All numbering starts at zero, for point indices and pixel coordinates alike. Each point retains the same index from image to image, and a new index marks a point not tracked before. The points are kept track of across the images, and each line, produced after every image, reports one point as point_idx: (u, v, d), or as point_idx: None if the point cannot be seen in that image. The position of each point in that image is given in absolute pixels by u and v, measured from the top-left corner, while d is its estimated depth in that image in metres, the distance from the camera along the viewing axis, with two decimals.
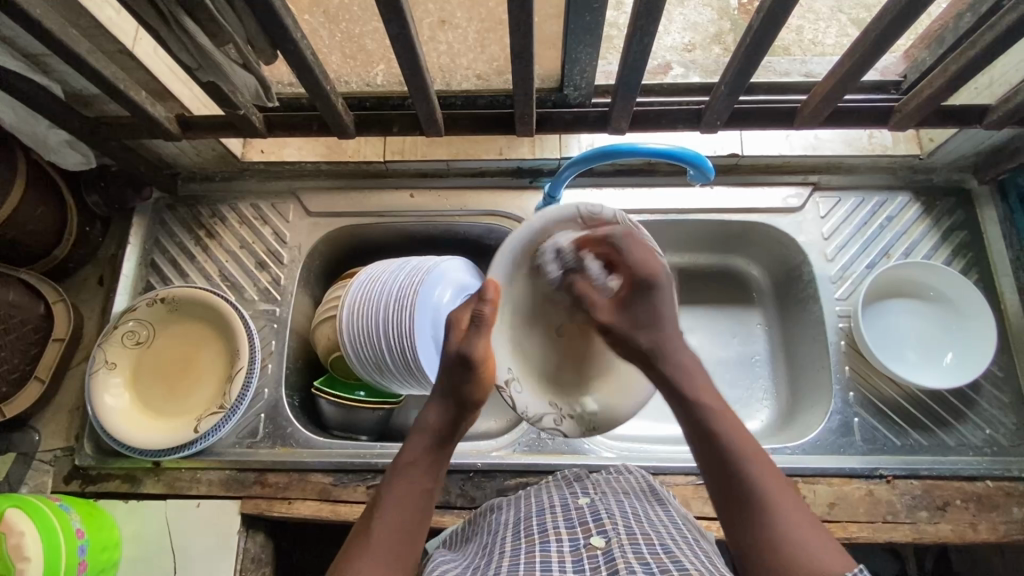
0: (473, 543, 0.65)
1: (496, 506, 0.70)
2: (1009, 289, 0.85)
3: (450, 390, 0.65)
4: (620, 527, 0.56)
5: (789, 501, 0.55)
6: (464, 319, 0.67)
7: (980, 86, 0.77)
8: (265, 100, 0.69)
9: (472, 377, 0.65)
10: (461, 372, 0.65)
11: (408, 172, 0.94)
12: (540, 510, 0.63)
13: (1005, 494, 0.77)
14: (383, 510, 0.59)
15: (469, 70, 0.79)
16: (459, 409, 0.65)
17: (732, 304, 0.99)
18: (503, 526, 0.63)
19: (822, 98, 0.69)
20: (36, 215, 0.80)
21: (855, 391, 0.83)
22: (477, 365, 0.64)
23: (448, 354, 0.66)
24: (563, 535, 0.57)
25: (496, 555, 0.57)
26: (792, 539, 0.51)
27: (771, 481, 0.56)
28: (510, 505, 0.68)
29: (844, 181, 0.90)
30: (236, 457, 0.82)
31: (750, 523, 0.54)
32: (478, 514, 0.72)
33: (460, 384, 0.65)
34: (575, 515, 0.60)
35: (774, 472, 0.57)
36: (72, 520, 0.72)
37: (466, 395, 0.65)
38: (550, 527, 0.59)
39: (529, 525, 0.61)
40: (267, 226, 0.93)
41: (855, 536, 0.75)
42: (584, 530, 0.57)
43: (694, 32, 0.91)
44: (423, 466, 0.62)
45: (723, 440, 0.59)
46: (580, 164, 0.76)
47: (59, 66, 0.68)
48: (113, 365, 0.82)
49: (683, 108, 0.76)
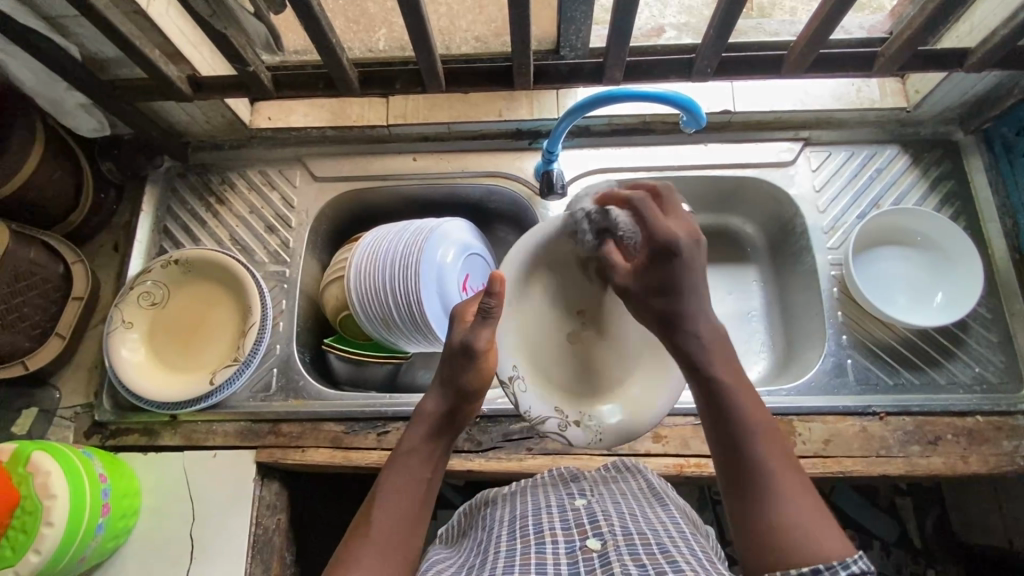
0: (468, 540, 0.68)
1: (491, 500, 0.73)
2: (996, 235, 0.88)
3: (448, 382, 0.67)
4: (616, 529, 0.58)
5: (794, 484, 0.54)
6: (469, 313, 0.70)
7: (962, 34, 0.79)
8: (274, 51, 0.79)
9: (471, 366, 0.67)
10: (461, 362, 0.67)
11: (410, 136, 0.96)
12: (537, 508, 0.65)
13: (996, 429, 0.79)
14: (383, 503, 0.60)
15: (468, 33, 0.86)
16: (456, 400, 0.67)
17: (727, 262, 1.02)
18: (498, 524, 0.65)
19: (807, 43, 0.72)
20: (55, 179, 0.84)
21: (848, 334, 0.86)
22: (476, 356, 0.66)
23: (450, 346, 0.68)
24: (559, 537, 0.58)
25: (491, 556, 0.58)
26: (795, 522, 0.51)
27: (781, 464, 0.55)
28: (506, 501, 0.70)
29: (834, 136, 0.93)
30: (252, 409, 0.85)
31: (759, 500, 0.53)
32: (475, 508, 0.75)
33: (458, 375, 0.67)
34: (571, 517, 0.62)
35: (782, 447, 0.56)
36: (95, 465, 0.74)
37: (463, 387, 0.67)
38: (546, 527, 0.61)
39: (526, 523, 0.62)
40: (275, 191, 0.96)
41: (850, 470, 0.78)
42: (579, 532, 0.59)
43: (689, 15, 0.93)
44: (423, 455, 0.64)
45: (738, 405, 0.58)
46: (576, 113, 0.78)
47: (77, 28, 0.72)
48: (130, 324, 0.85)
49: (675, 59, 0.78)
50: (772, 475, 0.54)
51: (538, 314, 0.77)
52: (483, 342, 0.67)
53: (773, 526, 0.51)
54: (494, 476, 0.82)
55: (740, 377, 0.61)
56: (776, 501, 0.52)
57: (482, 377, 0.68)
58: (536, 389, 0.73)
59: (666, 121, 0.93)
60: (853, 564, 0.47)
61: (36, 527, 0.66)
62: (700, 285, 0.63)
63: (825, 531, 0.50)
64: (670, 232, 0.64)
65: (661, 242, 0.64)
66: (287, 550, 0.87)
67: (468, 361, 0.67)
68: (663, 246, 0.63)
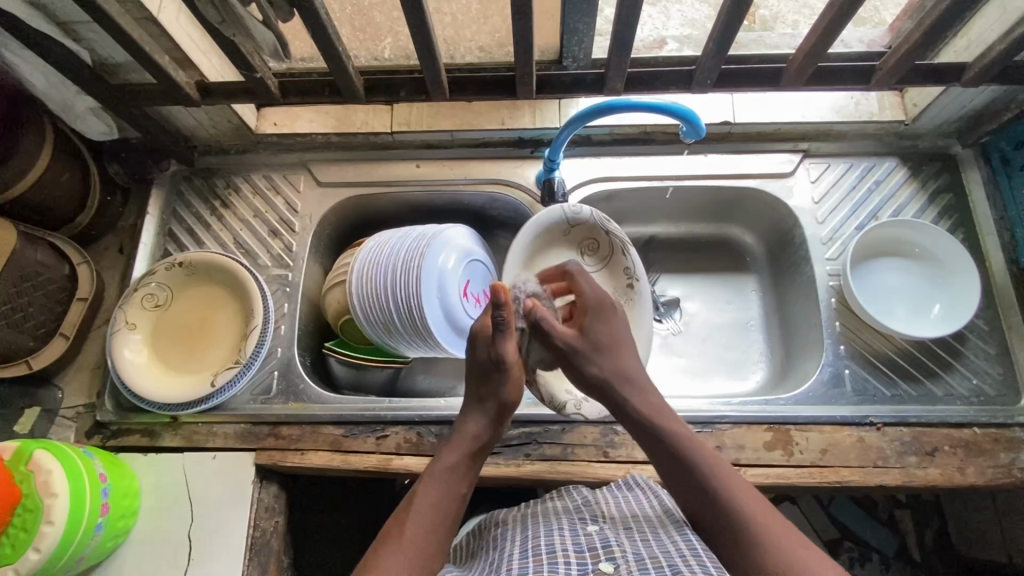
0: (479, 558, 0.69)
1: (501, 521, 0.74)
2: (994, 248, 0.88)
3: (487, 396, 0.69)
4: (628, 554, 0.59)
5: (766, 517, 0.58)
6: (487, 325, 0.71)
7: (958, 49, 0.81)
8: (280, 56, 0.81)
9: (506, 377, 0.69)
10: (494, 374, 0.69)
11: (414, 143, 0.98)
12: (549, 530, 0.66)
13: (993, 441, 0.79)
14: (418, 512, 0.60)
15: (473, 43, 0.88)
16: (496, 415, 0.69)
17: (726, 271, 1.03)
18: (510, 543, 0.66)
19: (806, 56, 0.73)
20: (63, 181, 0.85)
21: (846, 344, 0.86)
22: (509, 367, 0.68)
23: (480, 359, 0.69)
24: (572, 559, 0.59)
25: (503, 574, 0.59)
26: (774, 548, 0.55)
27: (746, 500, 0.59)
28: (517, 523, 0.70)
29: (833, 148, 0.94)
30: (251, 411, 0.85)
31: (735, 538, 0.57)
32: (487, 529, 0.76)
33: (496, 387, 0.69)
34: (583, 541, 0.63)
35: (754, 499, 0.60)
36: (96, 465, 0.75)
37: (502, 401, 0.69)
38: (558, 548, 0.61)
39: (537, 544, 0.63)
40: (279, 196, 0.97)
41: (847, 480, 0.78)
42: (591, 556, 0.60)
43: (691, 27, 0.95)
44: (461, 468, 0.65)
45: (701, 467, 0.63)
46: (577, 123, 0.80)
47: (88, 33, 0.73)
48: (133, 326, 0.86)
49: (675, 70, 0.79)
50: (743, 514, 0.58)
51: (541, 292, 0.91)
52: (510, 353, 0.68)
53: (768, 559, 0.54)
54: (492, 481, 0.83)
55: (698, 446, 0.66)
56: (749, 528, 0.57)
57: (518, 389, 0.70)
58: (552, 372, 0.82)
59: (667, 131, 0.93)
60: None
61: (36, 526, 0.66)
62: (619, 335, 0.76)
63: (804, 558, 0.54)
64: (599, 295, 0.78)
65: (592, 299, 0.78)
66: (284, 554, 0.87)
67: (501, 372, 0.68)
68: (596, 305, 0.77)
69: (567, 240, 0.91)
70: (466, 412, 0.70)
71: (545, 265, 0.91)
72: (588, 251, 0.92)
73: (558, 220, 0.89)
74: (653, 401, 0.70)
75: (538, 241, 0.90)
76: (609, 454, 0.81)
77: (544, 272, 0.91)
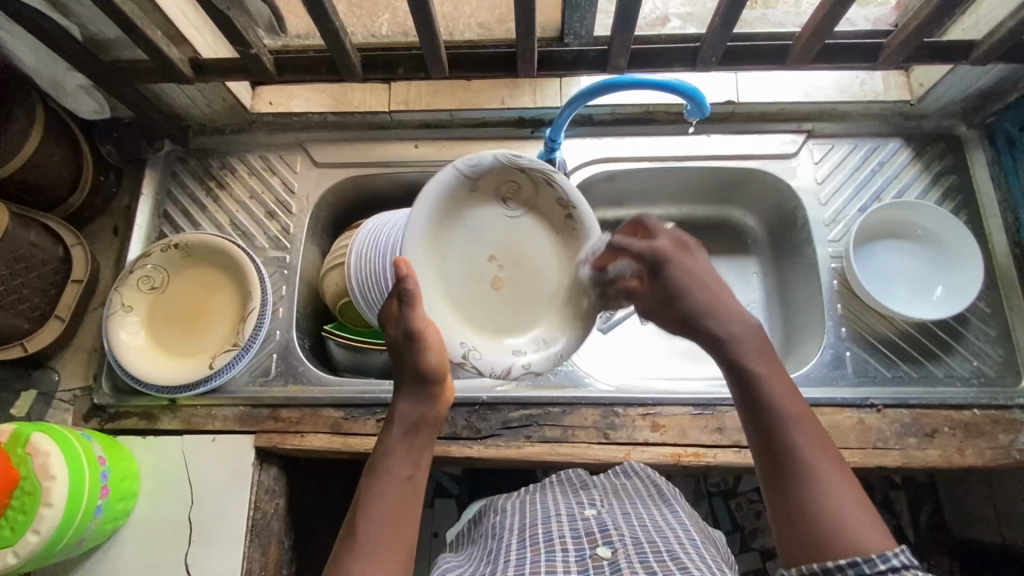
0: (477, 547, 0.69)
1: (498, 507, 0.74)
2: (997, 230, 0.88)
3: (407, 370, 0.65)
4: (626, 538, 0.59)
5: (833, 473, 0.55)
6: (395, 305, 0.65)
7: (967, 26, 0.79)
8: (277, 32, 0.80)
9: (423, 348, 0.64)
10: (407, 345, 0.64)
11: (412, 123, 0.96)
12: (547, 517, 0.66)
13: (992, 422, 0.79)
14: (366, 509, 0.58)
15: (472, 19, 0.86)
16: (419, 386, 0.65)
17: (727, 253, 1.02)
18: (508, 531, 0.66)
19: (813, 33, 0.71)
20: (55, 161, 0.83)
21: (848, 326, 0.86)
22: (420, 335, 0.63)
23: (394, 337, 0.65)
24: (569, 545, 0.59)
25: (501, 563, 0.59)
26: (835, 510, 0.52)
27: (815, 449, 0.56)
28: (515, 509, 0.71)
29: (838, 129, 0.92)
30: (251, 394, 0.85)
31: (794, 486, 0.54)
32: (482, 515, 0.76)
33: (410, 359, 0.64)
34: (581, 527, 0.63)
35: (818, 432, 0.57)
36: (95, 448, 0.74)
37: (422, 370, 0.65)
38: (555, 535, 0.61)
39: (535, 532, 0.63)
40: (275, 176, 0.95)
41: (847, 461, 0.78)
42: (589, 541, 0.60)
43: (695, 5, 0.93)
44: (399, 454, 0.62)
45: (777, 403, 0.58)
46: (580, 100, 0.78)
47: (77, 8, 0.71)
48: (129, 308, 0.85)
49: (679, 48, 0.78)
50: (811, 465, 0.55)
51: (454, 265, 0.69)
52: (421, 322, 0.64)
53: (819, 519, 0.52)
54: (493, 463, 0.82)
55: (782, 378, 0.61)
56: (812, 487, 0.54)
57: (439, 358, 0.65)
58: (487, 346, 0.70)
59: (670, 111, 0.92)
60: (893, 557, 0.49)
61: (35, 508, 0.66)
62: (700, 277, 0.68)
63: (864, 520, 0.52)
64: (661, 243, 0.70)
65: (653, 256, 0.70)
66: (285, 536, 0.87)
67: (414, 344, 0.64)
68: (655, 257, 0.70)
69: (479, 197, 0.70)
70: (396, 398, 0.67)
71: (460, 230, 0.69)
72: (510, 197, 0.71)
73: (455, 182, 0.68)
74: (748, 342, 0.63)
75: (441, 211, 0.67)
76: (610, 436, 0.81)
77: (462, 236, 0.70)
